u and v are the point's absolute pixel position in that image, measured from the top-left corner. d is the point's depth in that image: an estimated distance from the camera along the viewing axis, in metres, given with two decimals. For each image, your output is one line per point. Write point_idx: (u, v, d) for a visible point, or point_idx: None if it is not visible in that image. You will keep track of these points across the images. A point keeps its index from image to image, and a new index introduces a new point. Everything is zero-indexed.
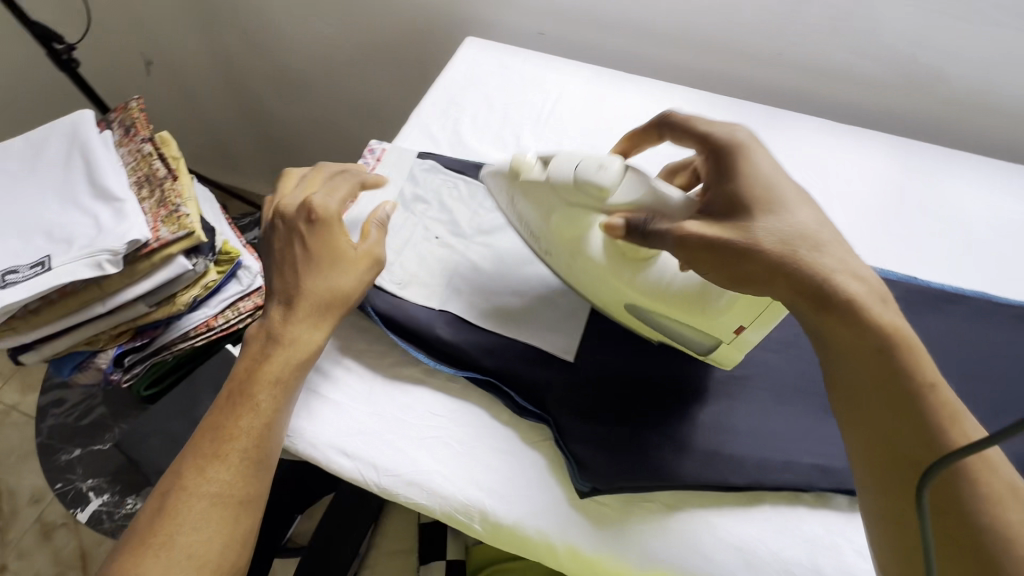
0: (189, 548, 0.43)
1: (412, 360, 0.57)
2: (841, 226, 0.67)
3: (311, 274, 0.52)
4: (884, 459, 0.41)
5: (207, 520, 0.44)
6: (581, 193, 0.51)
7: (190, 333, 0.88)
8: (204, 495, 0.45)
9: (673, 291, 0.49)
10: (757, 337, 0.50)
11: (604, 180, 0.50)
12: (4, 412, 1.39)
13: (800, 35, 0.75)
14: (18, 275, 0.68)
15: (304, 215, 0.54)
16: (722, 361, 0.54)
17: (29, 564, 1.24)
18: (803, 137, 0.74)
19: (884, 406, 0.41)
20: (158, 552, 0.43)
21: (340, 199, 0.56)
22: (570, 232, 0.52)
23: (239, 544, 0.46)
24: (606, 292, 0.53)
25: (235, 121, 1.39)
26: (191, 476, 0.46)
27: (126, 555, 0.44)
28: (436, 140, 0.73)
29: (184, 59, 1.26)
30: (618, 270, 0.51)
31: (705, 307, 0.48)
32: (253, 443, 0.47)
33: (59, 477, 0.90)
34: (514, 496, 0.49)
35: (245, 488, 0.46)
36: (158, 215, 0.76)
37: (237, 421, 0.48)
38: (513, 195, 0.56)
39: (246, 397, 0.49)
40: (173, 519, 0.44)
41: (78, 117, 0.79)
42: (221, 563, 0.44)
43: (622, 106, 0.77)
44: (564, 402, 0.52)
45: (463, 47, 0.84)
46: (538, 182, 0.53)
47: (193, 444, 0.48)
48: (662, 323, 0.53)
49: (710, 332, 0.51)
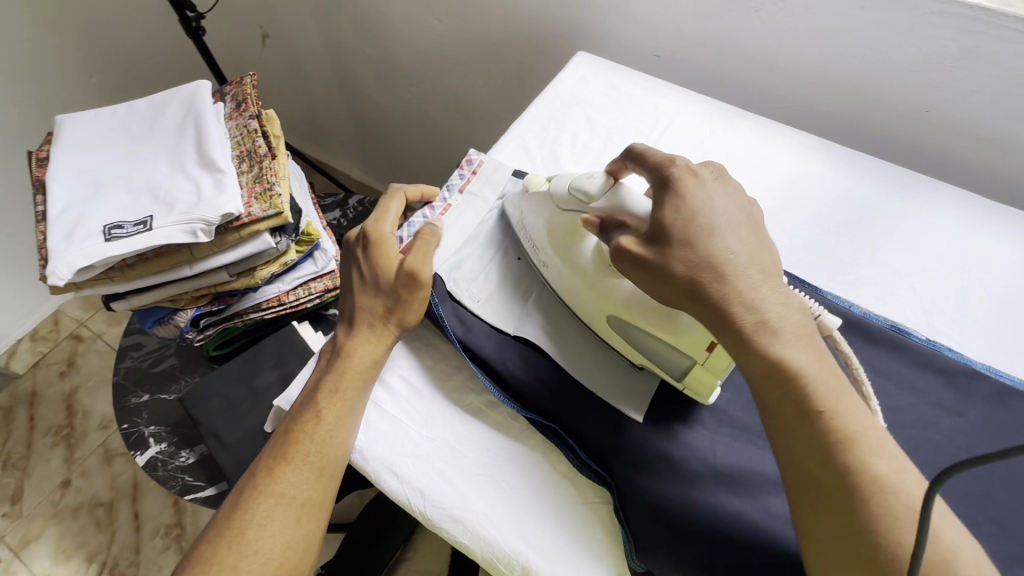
0: (256, 545, 0.45)
1: (475, 386, 0.55)
2: (973, 319, 0.59)
3: (366, 294, 0.54)
4: (811, 492, 0.38)
5: (273, 518, 0.46)
6: (572, 198, 0.53)
7: (263, 304, 0.91)
8: (274, 494, 0.47)
9: (646, 308, 0.49)
10: (726, 365, 0.46)
11: (592, 186, 0.52)
12: (90, 339, 1.51)
13: (963, 91, 0.66)
14: (122, 230, 0.72)
15: (360, 242, 0.56)
16: (698, 391, 0.49)
17: (88, 484, 1.34)
18: (941, 207, 0.65)
19: (806, 439, 0.39)
20: (229, 546, 0.45)
21: (392, 222, 0.57)
22: (563, 239, 0.55)
23: (303, 546, 0.47)
24: (589, 301, 0.53)
25: (335, 100, 1.44)
26: (262, 478, 0.48)
27: (202, 549, 0.46)
28: (530, 157, 0.71)
29: (298, 36, 1.31)
30: (601, 278, 0.52)
31: (673, 325, 0.48)
32: (315, 447, 0.48)
33: (126, 418, 0.95)
34: (562, 559, 0.46)
35: (310, 492, 0.48)
36: (253, 190, 0.78)
37: (304, 424, 0.49)
38: (522, 210, 0.59)
39: (311, 404, 0.50)
40: (245, 513, 0.46)
41: (197, 86, 0.83)
42: (284, 562, 0.46)
43: (736, 145, 0.71)
44: (630, 467, 0.48)
45: (573, 60, 0.81)
46: (540, 193, 0.57)
47: (266, 448, 0.50)
48: (638, 340, 0.51)
49: (682, 348, 0.48)
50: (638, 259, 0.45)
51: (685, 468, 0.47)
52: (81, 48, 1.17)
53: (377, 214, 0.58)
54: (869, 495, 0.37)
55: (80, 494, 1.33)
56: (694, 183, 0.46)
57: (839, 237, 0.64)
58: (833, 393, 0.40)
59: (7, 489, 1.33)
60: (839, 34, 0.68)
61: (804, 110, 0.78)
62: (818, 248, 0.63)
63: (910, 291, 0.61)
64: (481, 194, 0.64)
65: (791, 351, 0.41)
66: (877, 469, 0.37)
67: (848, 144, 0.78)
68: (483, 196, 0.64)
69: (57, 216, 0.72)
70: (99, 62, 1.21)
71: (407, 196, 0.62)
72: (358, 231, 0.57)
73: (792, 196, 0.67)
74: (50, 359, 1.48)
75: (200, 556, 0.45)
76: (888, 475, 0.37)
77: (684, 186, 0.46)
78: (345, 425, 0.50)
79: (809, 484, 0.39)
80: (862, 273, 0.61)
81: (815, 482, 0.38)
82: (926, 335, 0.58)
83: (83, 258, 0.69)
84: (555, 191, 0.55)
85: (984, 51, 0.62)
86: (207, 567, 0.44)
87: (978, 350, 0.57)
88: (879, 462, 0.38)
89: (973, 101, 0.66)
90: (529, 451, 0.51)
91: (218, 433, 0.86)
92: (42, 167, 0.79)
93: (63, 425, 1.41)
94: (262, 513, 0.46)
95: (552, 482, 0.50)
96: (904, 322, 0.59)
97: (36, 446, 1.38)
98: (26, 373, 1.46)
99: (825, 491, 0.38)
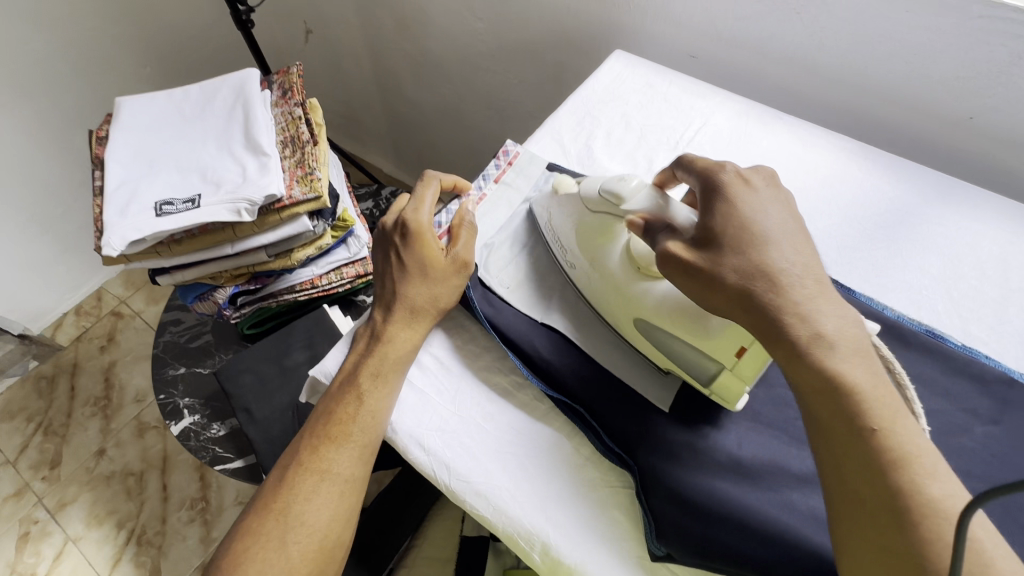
0: (303, 518, 0.48)
1: (502, 367, 0.56)
2: (1012, 328, 0.57)
3: (407, 281, 0.55)
4: (858, 515, 0.38)
5: (318, 493, 0.49)
6: (602, 201, 0.54)
7: (297, 287, 0.95)
8: (319, 471, 0.49)
9: (677, 311, 0.49)
10: (756, 370, 0.46)
11: (622, 190, 0.52)
12: (129, 316, 1.58)
13: (1013, 98, 0.64)
14: (172, 207, 0.75)
15: (399, 230, 0.57)
16: (725, 397, 0.48)
17: (121, 454, 1.40)
18: (980, 215, 0.63)
19: (858, 463, 0.38)
20: (276, 519, 0.48)
21: (430, 211, 0.58)
22: (594, 241, 0.56)
23: (344, 520, 0.49)
24: (617, 305, 0.53)
25: (374, 94, 1.47)
26: (307, 455, 0.50)
27: (252, 518, 0.49)
28: (565, 150, 0.72)
29: (339, 31, 1.35)
30: (631, 282, 0.53)
31: (704, 327, 0.48)
32: (356, 427, 0.51)
33: (163, 388, 0.99)
34: (582, 538, 0.47)
35: (351, 469, 0.50)
36: (294, 174, 0.81)
37: (345, 406, 0.51)
38: (552, 211, 0.59)
39: (353, 386, 0.52)
40: (290, 489, 0.49)
41: (247, 74, 0.86)
42: (328, 534, 0.48)
43: (771, 145, 0.71)
44: (654, 453, 0.49)
45: (610, 58, 0.81)
46: (571, 195, 0.57)
47: (309, 426, 0.52)
48: (665, 344, 0.51)
49: (713, 353, 0.47)
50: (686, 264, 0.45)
51: (709, 456, 0.48)
52: (138, 36, 1.23)
53: (415, 203, 0.58)
54: (923, 514, 0.36)
55: (114, 463, 1.38)
56: (744, 190, 0.47)
57: (874, 240, 0.63)
58: (887, 408, 0.39)
59: (47, 454, 1.39)
60: (881, 39, 0.68)
61: (841, 114, 0.78)
62: (851, 250, 0.63)
63: (947, 297, 0.59)
64: (516, 185, 0.66)
65: (831, 345, 0.40)
66: (929, 494, 0.36)
67: (886, 148, 0.77)
68: (517, 187, 0.66)
69: (114, 190, 0.77)
70: (152, 52, 1.27)
71: (442, 183, 0.63)
72: (397, 218, 0.58)
73: (828, 197, 0.66)
74: (92, 334, 1.55)
75: (250, 527, 0.48)
76: (945, 498, 0.36)
77: (734, 192, 0.47)
78: (385, 406, 0.52)
79: (857, 507, 0.38)
80: (897, 278, 0.61)
81: (863, 504, 0.37)
82: (961, 341, 0.57)
83: (135, 231, 0.73)
84: (586, 192, 0.55)
85: None
86: (257, 535, 0.48)
87: (1015, 359, 0.56)
88: (933, 485, 0.37)
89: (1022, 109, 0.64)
90: (554, 432, 0.53)
91: (249, 407, 0.89)
92: (101, 146, 0.84)
93: (100, 396, 1.47)
94: (307, 488, 0.49)
95: (575, 464, 0.51)
96: (938, 327, 0.58)
97: (76, 415, 1.45)
98: (68, 346, 1.53)
99: (874, 514, 0.37)
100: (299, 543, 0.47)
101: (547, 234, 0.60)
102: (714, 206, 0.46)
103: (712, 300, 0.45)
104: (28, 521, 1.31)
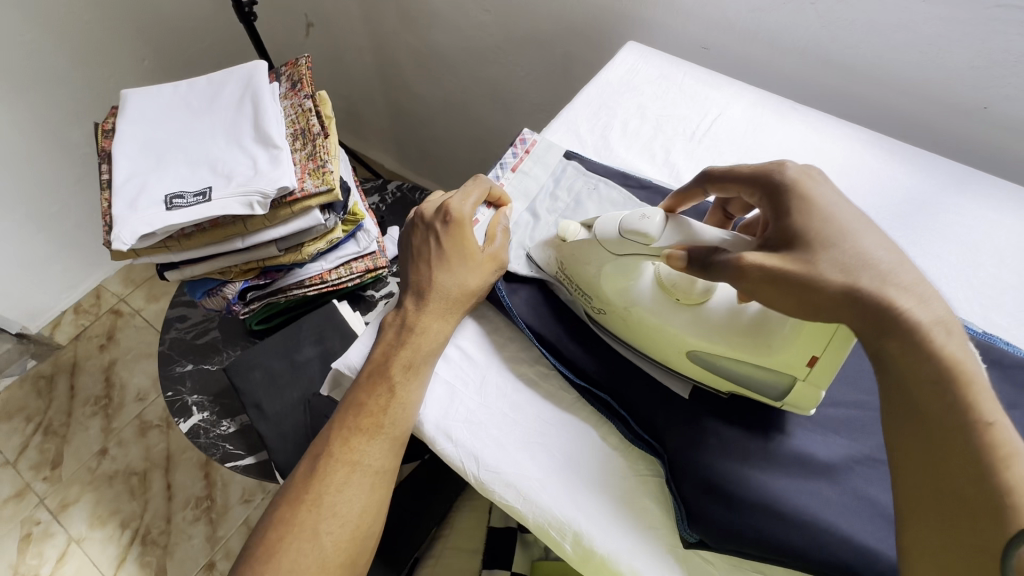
0: (335, 508, 0.48)
1: (527, 357, 0.56)
2: None
3: (442, 271, 0.55)
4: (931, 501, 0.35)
5: (349, 484, 0.49)
6: (627, 241, 0.50)
7: (306, 281, 0.94)
8: (350, 463, 0.49)
9: (735, 328, 0.48)
10: (832, 372, 0.45)
11: (649, 229, 0.48)
12: (129, 314, 1.56)
13: None
14: (183, 200, 0.74)
15: (441, 217, 0.57)
16: (800, 406, 0.48)
17: (124, 453, 1.38)
18: (997, 204, 0.64)
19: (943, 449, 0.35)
20: (308, 510, 0.48)
21: (474, 204, 0.58)
22: (618, 283, 0.52)
23: (374, 511, 0.49)
24: (659, 342, 0.51)
25: (376, 88, 1.46)
26: (339, 445, 0.50)
27: (284, 508, 0.49)
28: (582, 141, 0.72)
29: (341, 24, 1.33)
30: (673, 316, 0.50)
31: (763, 343, 0.46)
32: (388, 419, 0.50)
33: (171, 386, 0.98)
34: (613, 526, 0.47)
35: (383, 461, 0.50)
36: (306, 167, 0.80)
37: (377, 398, 0.51)
38: (562, 265, 0.55)
39: (384, 378, 0.52)
40: (322, 480, 0.49)
41: (255, 66, 0.85)
42: (361, 525, 0.48)
43: (786, 134, 0.71)
44: (684, 440, 0.49)
45: (623, 50, 0.81)
46: (581, 244, 0.53)
47: (338, 417, 0.52)
48: (726, 370, 0.49)
49: (780, 368, 0.46)
50: (776, 272, 0.41)
51: (738, 443, 0.48)
52: (138, 29, 1.21)
53: (461, 194, 0.58)
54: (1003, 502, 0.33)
55: (117, 462, 1.37)
56: (815, 183, 0.45)
57: (893, 228, 0.64)
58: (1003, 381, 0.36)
59: (47, 454, 1.37)
60: (896, 30, 0.68)
61: (854, 105, 0.78)
62: None
63: (965, 286, 0.60)
64: (534, 173, 0.66)
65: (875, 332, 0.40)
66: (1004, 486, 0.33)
67: (899, 138, 0.77)
68: (535, 175, 0.66)
69: (122, 183, 0.75)
70: (151, 45, 1.25)
71: (491, 190, 0.62)
72: (439, 206, 0.58)
73: (845, 187, 0.66)
74: (91, 332, 1.53)
75: (282, 517, 0.48)
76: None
77: (805, 187, 0.45)
78: (416, 398, 0.52)
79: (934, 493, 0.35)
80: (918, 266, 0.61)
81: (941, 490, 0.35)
82: (982, 329, 0.57)
83: (145, 225, 0.72)
84: (603, 236, 0.51)
85: None
86: (290, 525, 0.47)
87: None
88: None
89: None
90: (581, 422, 0.53)
91: (260, 403, 0.88)
92: (108, 139, 0.83)
93: (101, 395, 1.45)
94: (338, 479, 0.49)
95: (604, 453, 0.51)
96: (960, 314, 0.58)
97: (76, 414, 1.43)
98: (67, 344, 1.51)
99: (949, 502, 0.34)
100: (332, 533, 0.47)
101: (560, 283, 0.57)
102: (788, 203, 0.44)
103: (814, 306, 0.40)
104: (30, 522, 1.30)
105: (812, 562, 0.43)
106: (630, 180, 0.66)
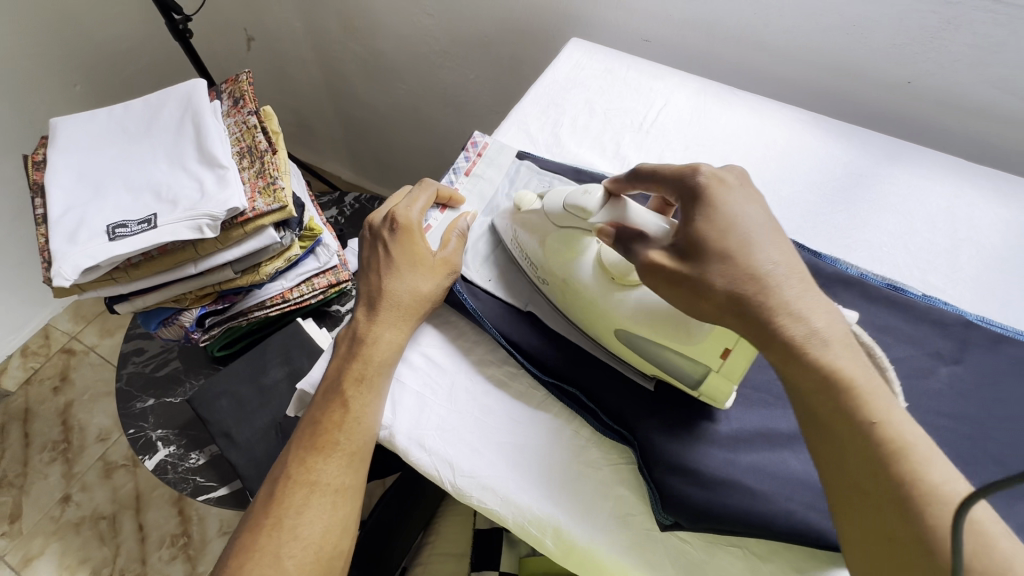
0: (296, 531, 0.47)
1: (494, 358, 0.56)
2: (966, 276, 0.61)
3: (393, 278, 0.54)
4: (861, 510, 0.37)
5: (309, 505, 0.48)
6: (568, 215, 0.52)
7: (267, 302, 0.92)
8: (308, 483, 0.48)
9: (656, 317, 0.48)
10: (742, 367, 0.46)
11: (586, 203, 0.50)
12: (82, 352, 1.48)
13: (944, 62, 0.69)
14: (126, 229, 0.71)
15: (388, 224, 0.56)
16: (714, 397, 0.49)
17: (89, 498, 1.31)
18: (927, 171, 0.68)
19: (870, 465, 0.37)
20: (269, 534, 0.47)
21: (421, 208, 0.58)
22: (562, 255, 0.54)
23: (341, 530, 0.49)
24: (595, 319, 0.52)
25: (326, 100, 1.43)
26: (296, 467, 0.49)
27: (245, 538, 0.48)
28: (533, 139, 0.73)
29: (283, 36, 1.30)
30: (607, 296, 0.51)
31: (685, 334, 0.47)
32: (344, 435, 0.50)
33: (132, 423, 0.94)
34: (590, 517, 0.48)
35: (344, 478, 0.49)
36: (255, 185, 0.78)
37: (332, 414, 0.50)
38: (516, 229, 0.58)
39: (338, 394, 0.51)
40: (281, 503, 0.48)
41: (193, 85, 0.82)
42: (324, 545, 0.47)
43: (727, 119, 0.74)
44: (652, 425, 0.50)
45: (568, 47, 0.82)
46: (532, 211, 0.56)
47: (296, 439, 0.51)
48: (650, 353, 0.50)
49: (696, 358, 0.47)
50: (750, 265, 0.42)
51: (704, 424, 0.50)
52: (65, 54, 1.15)
53: (407, 200, 0.58)
54: None
55: (82, 509, 1.30)
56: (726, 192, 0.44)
57: (835, 203, 0.67)
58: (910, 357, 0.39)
59: (4, 508, 1.30)
60: (821, 15, 0.71)
61: (790, 87, 0.81)
62: (814, 215, 0.66)
63: (902, 252, 0.63)
64: (488, 176, 0.66)
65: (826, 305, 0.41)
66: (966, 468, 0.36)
67: (835, 117, 0.81)
68: (489, 177, 0.66)
69: (59, 217, 0.72)
70: (82, 70, 1.19)
71: (438, 192, 0.62)
72: (386, 213, 0.58)
73: (786, 165, 0.69)
74: (42, 375, 1.45)
75: (242, 545, 0.47)
76: None
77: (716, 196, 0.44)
78: (372, 410, 0.51)
79: (855, 491, 0.37)
80: (858, 239, 0.64)
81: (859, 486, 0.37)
82: (922, 291, 0.60)
83: (88, 258, 0.69)
84: (548, 204, 0.55)
85: (959, 23, 0.65)
86: (252, 554, 0.47)
87: (970, 301, 0.60)
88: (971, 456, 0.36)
89: (953, 70, 0.69)
90: (552, 418, 0.53)
91: (229, 432, 0.85)
92: (39, 171, 0.79)
93: (59, 441, 1.38)
94: (298, 501, 0.48)
95: (575, 446, 0.52)
96: (899, 280, 0.61)
97: (33, 462, 1.35)
98: (18, 390, 1.43)
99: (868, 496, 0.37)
100: (296, 559, 0.46)
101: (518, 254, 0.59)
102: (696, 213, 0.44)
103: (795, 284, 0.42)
104: None
105: (782, 534, 0.45)
106: (582, 175, 0.67)
